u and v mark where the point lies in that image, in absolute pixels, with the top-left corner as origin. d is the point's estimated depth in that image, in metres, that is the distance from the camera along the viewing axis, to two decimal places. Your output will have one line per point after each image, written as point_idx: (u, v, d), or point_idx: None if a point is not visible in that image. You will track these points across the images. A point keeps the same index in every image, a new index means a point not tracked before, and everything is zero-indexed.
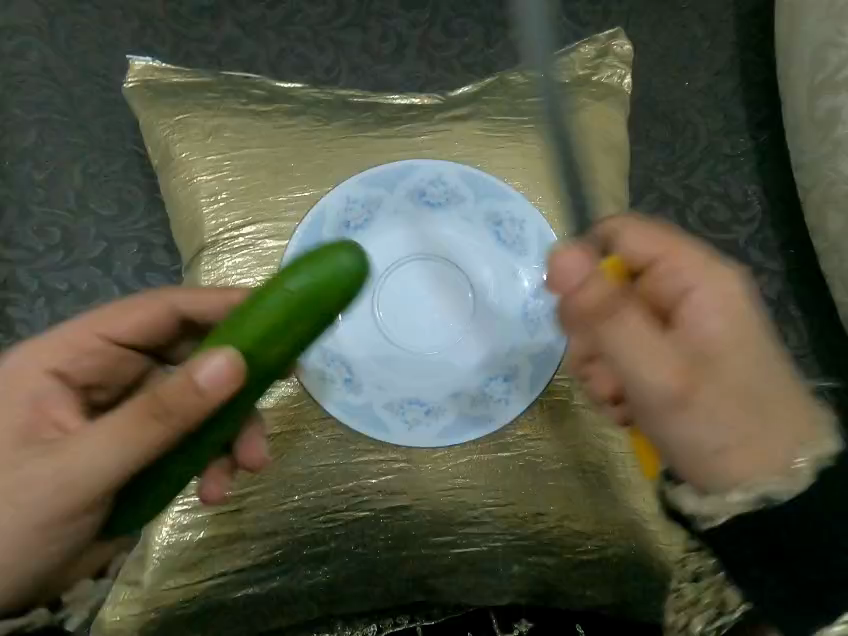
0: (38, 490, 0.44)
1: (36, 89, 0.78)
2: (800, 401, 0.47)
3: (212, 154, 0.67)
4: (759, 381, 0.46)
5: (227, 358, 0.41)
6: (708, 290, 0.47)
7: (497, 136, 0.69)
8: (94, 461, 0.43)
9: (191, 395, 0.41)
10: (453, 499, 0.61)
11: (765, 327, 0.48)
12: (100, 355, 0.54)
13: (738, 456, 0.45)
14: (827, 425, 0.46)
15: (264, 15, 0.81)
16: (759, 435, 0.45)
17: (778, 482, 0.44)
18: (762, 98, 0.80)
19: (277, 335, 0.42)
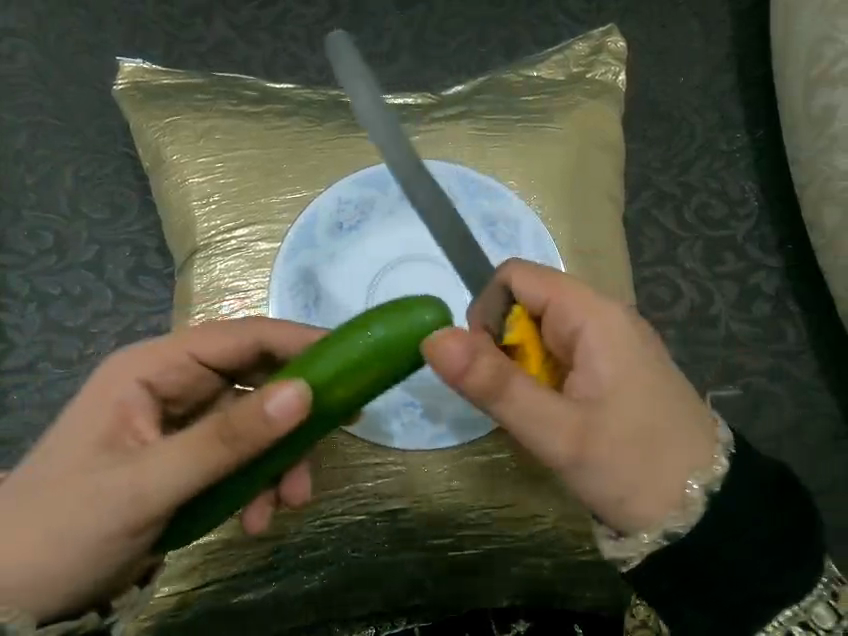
0: (110, 500, 0.44)
1: (27, 92, 0.77)
2: (699, 423, 0.46)
3: (203, 156, 0.67)
4: (657, 415, 0.45)
5: (296, 391, 0.41)
6: (592, 328, 0.46)
7: (492, 135, 0.68)
8: (166, 478, 0.43)
9: (260, 425, 0.41)
10: (450, 501, 0.61)
11: (657, 355, 0.47)
12: (186, 372, 0.53)
13: (640, 498, 0.44)
14: (719, 445, 0.45)
15: (257, 16, 0.81)
16: (657, 473, 0.44)
17: (676, 516, 0.44)
18: (758, 94, 0.80)
19: (349, 379, 0.42)
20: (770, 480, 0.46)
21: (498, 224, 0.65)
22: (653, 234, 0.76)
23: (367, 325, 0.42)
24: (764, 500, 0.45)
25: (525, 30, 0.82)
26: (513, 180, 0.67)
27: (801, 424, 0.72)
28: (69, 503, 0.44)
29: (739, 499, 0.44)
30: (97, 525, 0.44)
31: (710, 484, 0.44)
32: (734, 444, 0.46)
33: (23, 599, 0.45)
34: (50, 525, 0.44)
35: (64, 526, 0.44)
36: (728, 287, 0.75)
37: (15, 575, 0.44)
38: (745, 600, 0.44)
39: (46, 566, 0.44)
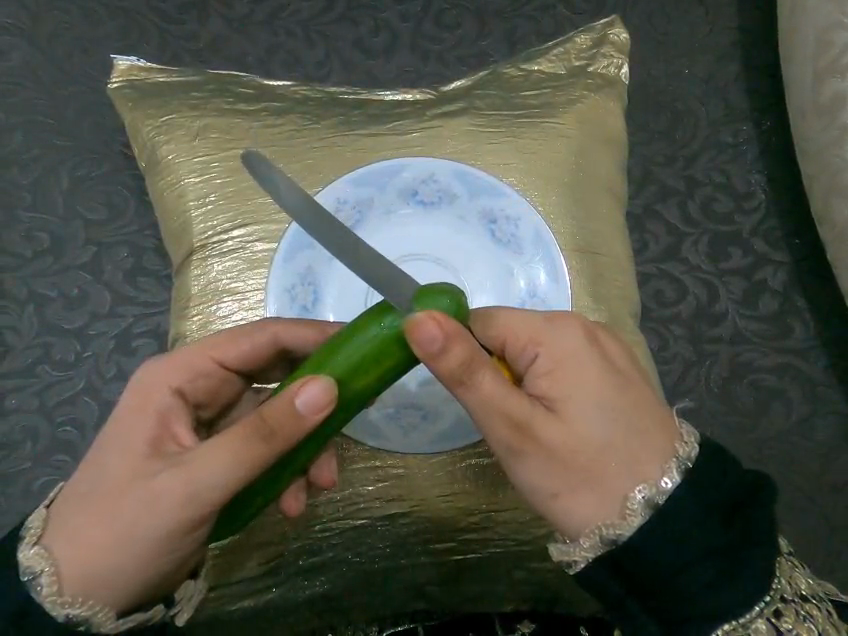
0: (170, 495, 0.42)
1: (21, 92, 0.76)
2: (660, 441, 0.43)
3: (198, 156, 0.66)
4: (610, 424, 0.42)
5: (323, 385, 0.40)
6: (548, 343, 0.44)
7: (490, 131, 0.67)
8: (218, 475, 0.41)
9: (297, 419, 0.40)
10: (451, 505, 0.60)
11: (622, 373, 0.44)
12: (210, 380, 0.51)
13: (571, 497, 0.42)
14: (674, 458, 0.42)
15: (252, 11, 0.80)
16: (598, 480, 0.42)
17: (617, 522, 0.41)
18: (763, 85, 0.78)
19: (372, 369, 0.41)
20: (727, 487, 0.42)
21: (497, 222, 0.64)
22: (657, 229, 0.75)
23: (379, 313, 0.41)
24: (712, 511, 0.41)
25: (525, 22, 0.80)
26: (512, 176, 0.66)
27: (810, 422, 0.70)
28: (128, 502, 0.42)
29: (687, 508, 0.41)
30: (159, 521, 0.42)
31: (656, 497, 0.41)
32: (694, 459, 0.42)
33: (102, 595, 0.42)
34: (112, 526, 0.42)
35: (126, 525, 0.42)
36: (734, 283, 0.73)
37: (85, 573, 0.42)
38: (684, 610, 0.40)
39: (113, 564, 0.42)
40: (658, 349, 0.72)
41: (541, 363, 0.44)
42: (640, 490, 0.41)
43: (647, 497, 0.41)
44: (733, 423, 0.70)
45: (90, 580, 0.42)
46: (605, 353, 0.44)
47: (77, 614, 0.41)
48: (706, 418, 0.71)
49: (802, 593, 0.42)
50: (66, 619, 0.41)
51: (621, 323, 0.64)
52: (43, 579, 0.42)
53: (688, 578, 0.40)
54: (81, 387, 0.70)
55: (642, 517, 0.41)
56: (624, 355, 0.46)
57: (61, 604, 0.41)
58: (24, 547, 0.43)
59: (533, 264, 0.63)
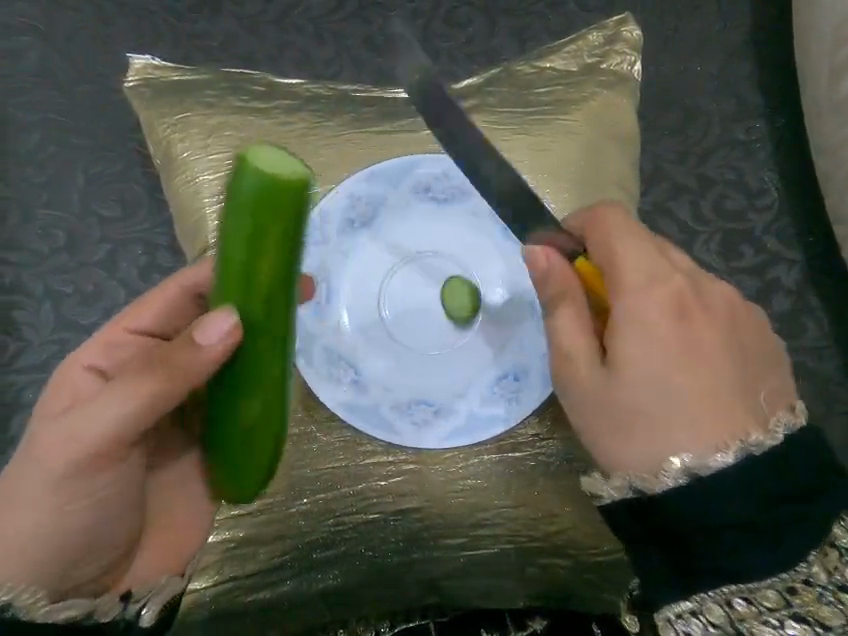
0: (62, 449, 0.46)
1: (38, 90, 0.77)
2: (728, 425, 0.44)
3: (213, 153, 0.67)
4: (673, 384, 0.45)
5: (227, 317, 0.43)
6: (639, 299, 0.47)
7: (503, 129, 0.67)
8: (114, 419, 0.46)
9: (194, 354, 0.44)
10: (463, 500, 0.60)
11: (701, 344, 0.46)
12: (124, 348, 0.52)
13: (613, 441, 0.46)
14: (738, 441, 0.43)
15: (264, 9, 0.80)
16: (637, 436, 0.45)
17: (648, 477, 0.44)
18: (777, 81, 0.77)
19: (265, 244, 0.40)
20: (803, 478, 0.43)
21: None
22: (668, 227, 0.75)
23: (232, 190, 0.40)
24: (769, 498, 0.42)
25: (535, 18, 0.80)
26: (527, 174, 0.66)
27: (821, 421, 0.70)
28: (28, 467, 0.47)
29: (730, 486, 0.42)
30: (57, 471, 0.46)
31: (699, 469, 0.43)
32: (760, 448, 0.43)
33: (24, 569, 0.46)
34: (21, 500, 0.47)
35: (34, 495, 0.47)
36: (745, 281, 0.73)
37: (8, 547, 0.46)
38: (695, 565, 0.42)
39: (35, 533, 0.47)
40: None
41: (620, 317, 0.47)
42: (684, 457, 0.43)
43: (690, 464, 0.43)
44: None
45: (11, 554, 0.46)
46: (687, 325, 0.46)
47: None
48: None
49: (843, 585, 0.43)
50: None
51: None
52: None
53: (719, 544, 0.42)
54: None
55: (678, 482, 0.43)
56: (720, 330, 0.47)
57: None
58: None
59: None
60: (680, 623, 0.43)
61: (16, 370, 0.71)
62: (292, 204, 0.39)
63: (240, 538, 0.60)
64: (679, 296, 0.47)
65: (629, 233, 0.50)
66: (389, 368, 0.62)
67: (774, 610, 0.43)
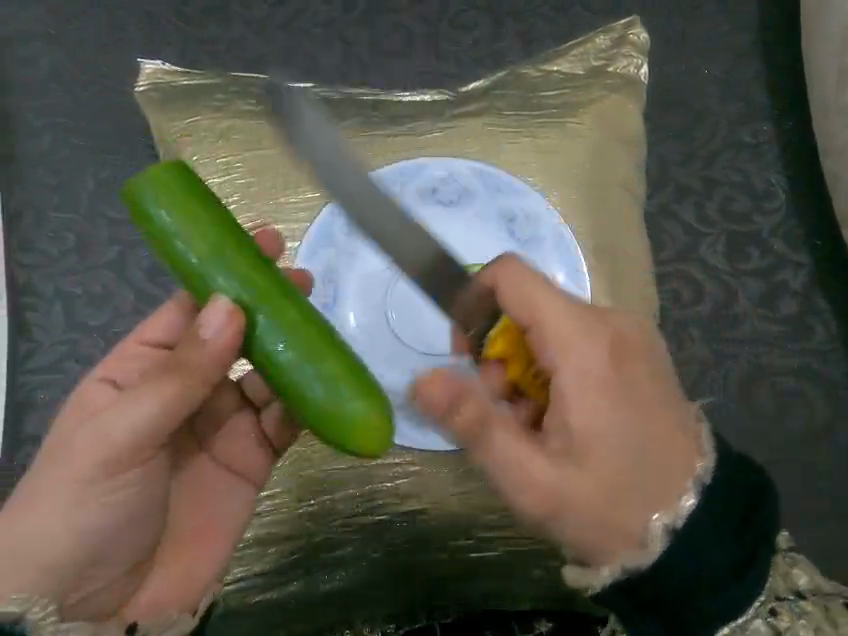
0: (89, 452, 0.45)
1: (49, 94, 0.78)
2: (678, 455, 0.44)
3: (222, 157, 0.67)
4: (624, 446, 0.43)
5: (218, 304, 0.44)
6: (581, 357, 0.45)
7: (508, 132, 0.68)
8: (136, 417, 0.45)
9: (203, 348, 0.45)
10: (465, 504, 0.61)
11: (639, 386, 0.45)
12: (136, 359, 0.53)
13: (589, 535, 0.43)
14: (693, 476, 0.43)
15: (272, 14, 0.81)
16: (613, 515, 0.43)
17: (637, 551, 0.43)
18: (784, 83, 0.77)
19: (190, 221, 0.44)
20: (750, 490, 0.44)
21: (517, 222, 0.65)
22: (674, 229, 0.75)
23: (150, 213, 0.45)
24: (729, 530, 0.43)
25: (541, 22, 0.80)
26: (533, 176, 0.66)
27: (829, 423, 0.70)
28: (56, 468, 0.45)
29: (703, 531, 0.42)
30: (80, 475, 0.45)
31: (674, 520, 0.42)
32: (713, 473, 0.43)
33: (44, 580, 0.44)
34: (45, 503, 0.45)
35: (58, 497, 0.45)
36: (752, 284, 0.73)
37: (27, 553, 0.44)
38: (682, 619, 0.44)
39: (55, 540, 0.45)
40: (675, 350, 0.72)
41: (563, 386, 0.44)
42: (659, 517, 0.42)
43: (667, 522, 0.42)
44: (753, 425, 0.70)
45: (25, 562, 0.44)
46: (625, 371, 0.45)
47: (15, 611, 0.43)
48: (723, 421, 0.70)
49: (797, 591, 0.48)
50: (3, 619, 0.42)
51: None
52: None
53: (697, 591, 0.43)
54: None
55: (663, 542, 0.42)
56: (649, 364, 0.46)
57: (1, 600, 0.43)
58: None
59: (552, 263, 0.64)
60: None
61: (27, 370, 0.72)
62: (197, 185, 0.46)
63: (248, 538, 0.61)
64: (612, 345, 0.45)
65: (543, 287, 0.46)
66: (395, 368, 0.62)
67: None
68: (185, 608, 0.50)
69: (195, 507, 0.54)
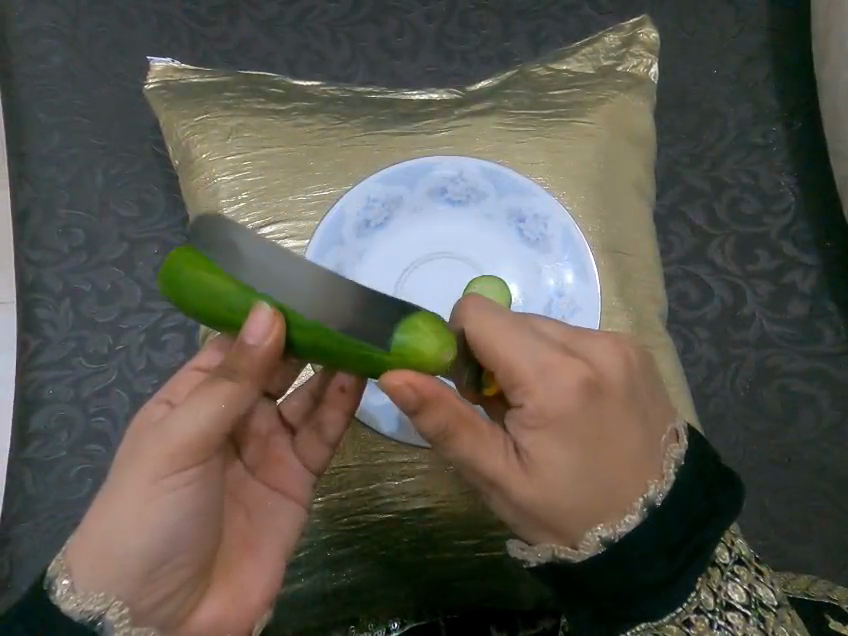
0: (151, 454, 0.43)
1: (59, 91, 0.78)
2: (633, 482, 0.43)
3: (231, 155, 0.67)
4: (575, 477, 0.42)
5: (264, 310, 0.41)
6: (539, 393, 0.42)
7: (516, 131, 0.68)
8: (199, 419, 0.44)
9: (250, 354, 0.42)
10: (474, 503, 0.60)
11: (603, 418, 0.43)
12: (192, 380, 0.49)
13: (533, 528, 0.44)
14: (640, 501, 0.43)
15: (280, 13, 0.81)
16: (557, 525, 0.43)
17: (569, 548, 0.43)
18: (795, 84, 0.77)
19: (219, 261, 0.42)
20: (696, 507, 0.44)
21: (526, 220, 0.64)
22: (681, 231, 0.74)
23: (176, 274, 0.42)
24: (664, 542, 0.43)
25: (551, 22, 0.80)
26: (541, 176, 0.66)
27: (836, 427, 0.69)
28: (126, 469, 0.44)
29: (639, 545, 0.43)
30: (144, 480, 0.43)
31: (612, 536, 0.42)
32: (661, 500, 0.43)
33: (115, 588, 0.43)
34: (117, 501, 0.43)
35: (128, 495, 0.43)
36: (761, 285, 0.73)
37: (99, 556, 0.43)
38: (626, 626, 0.43)
39: (123, 542, 0.43)
40: (682, 351, 0.72)
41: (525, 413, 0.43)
42: (598, 531, 0.42)
43: (604, 535, 0.42)
44: (757, 427, 0.70)
45: (100, 563, 0.43)
46: (598, 400, 0.43)
47: (91, 608, 0.43)
48: (729, 422, 0.70)
49: (729, 604, 0.45)
50: (82, 616, 0.43)
51: (648, 324, 0.64)
52: (59, 580, 0.43)
53: (637, 598, 0.43)
54: (114, 379, 0.73)
55: (597, 551, 0.43)
56: (621, 398, 0.43)
57: (75, 600, 0.43)
58: (58, 552, 0.44)
59: (561, 264, 0.63)
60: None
61: (35, 367, 0.72)
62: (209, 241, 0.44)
63: None
64: (580, 383, 0.42)
65: (506, 321, 0.43)
66: None
67: None
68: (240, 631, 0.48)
69: (253, 520, 0.52)
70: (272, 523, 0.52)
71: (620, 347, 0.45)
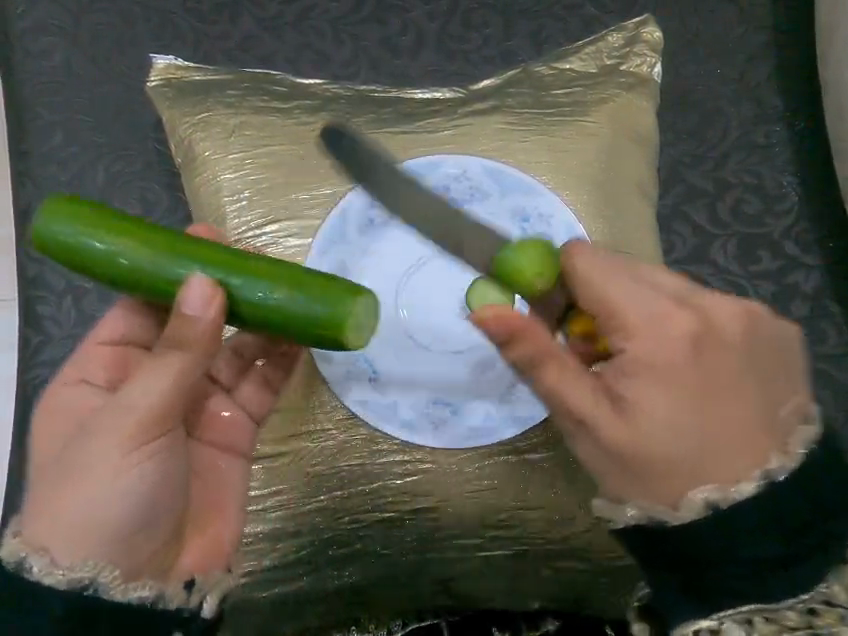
0: (114, 428, 0.47)
1: (61, 89, 0.78)
2: (738, 445, 0.46)
3: (234, 153, 0.67)
4: (679, 430, 0.45)
5: (197, 284, 0.46)
6: (644, 340, 0.47)
7: (519, 130, 0.67)
8: (151, 392, 0.47)
9: (194, 326, 0.46)
10: (479, 502, 0.60)
11: (710, 380, 0.46)
12: (103, 355, 0.55)
13: (632, 481, 0.47)
14: (756, 470, 0.46)
15: (283, 12, 0.81)
16: (659, 481, 0.46)
17: (667, 510, 0.46)
18: (798, 84, 0.76)
19: (128, 236, 0.48)
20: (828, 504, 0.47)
21: (530, 219, 0.64)
22: (684, 231, 0.74)
23: (82, 247, 0.47)
24: (790, 533, 0.46)
25: (554, 21, 0.80)
26: (545, 175, 0.66)
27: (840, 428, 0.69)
28: (94, 445, 0.47)
29: (753, 525, 0.46)
30: (113, 451, 0.46)
31: (719, 502, 0.45)
32: (778, 480, 0.46)
33: (95, 554, 0.46)
34: (83, 476, 0.46)
35: (100, 467, 0.46)
36: (763, 286, 0.72)
37: (76, 528, 0.46)
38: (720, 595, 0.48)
39: (97, 510, 0.46)
40: None
41: (627, 364, 0.47)
42: (704, 492, 0.45)
43: (710, 496, 0.45)
44: None
45: (76, 532, 0.46)
46: (702, 361, 0.46)
47: (81, 575, 0.46)
48: None
49: (829, 599, 0.48)
50: (71, 585, 0.45)
51: None
52: (33, 559, 0.46)
53: (747, 573, 0.47)
54: None
55: (701, 514, 0.45)
56: (734, 366, 0.47)
57: (59, 572, 0.45)
58: (14, 538, 0.47)
59: None
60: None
61: (36, 364, 0.72)
62: (101, 213, 0.49)
63: (253, 536, 0.60)
64: (686, 333, 0.47)
65: (614, 269, 0.49)
66: (402, 362, 0.62)
67: None
68: (221, 566, 0.55)
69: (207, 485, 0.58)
70: (226, 477, 0.59)
71: (740, 322, 0.48)
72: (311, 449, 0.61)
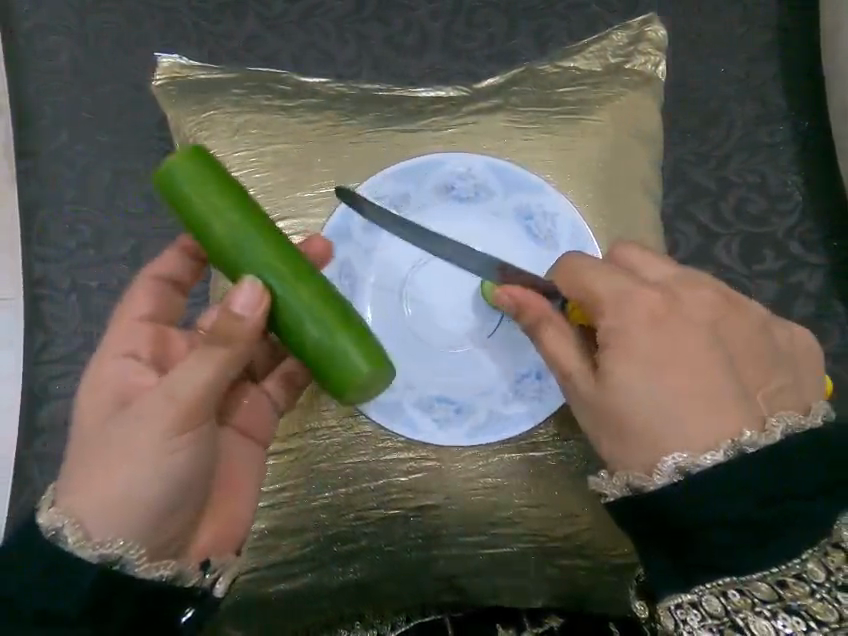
0: (160, 408, 0.47)
1: (66, 88, 0.79)
2: (720, 422, 0.45)
3: (239, 151, 0.67)
4: (652, 397, 0.46)
5: (252, 287, 0.47)
6: (616, 315, 0.49)
7: (523, 129, 0.67)
8: (198, 379, 0.47)
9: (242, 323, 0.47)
10: (484, 499, 0.61)
11: (686, 353, 0.47)
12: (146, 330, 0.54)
13: (614, 442, 0.48)
14: (732, 440, 0.45)
15: (287, 11, 0.81)
16: (634, 443, 0.47)
17: (644, 475, 0.46)
18: (802, 83, 0.76)
19: (233, 209, 0.48)
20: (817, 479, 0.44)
21: (534, 218, 0.64)
22: (688, 230, 0.74)
23: (187, 199, 0.48)
24: (762, 494, 0.44)
25: (557, 20, 0.80)
26: (549, 173, 0.66)
27: None
28: (140, 424, 0.47)
29: (720, 484, 0.44)
30: (160, 429, 0.47)
31: (689, 466, 0.44)
32: (757, 446, 0.44)
33: (123, 529, 0.46)
34: (130, 454, 0.46)
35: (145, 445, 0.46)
36: (767, 285, 0.72)
37: (112, 504, 0.46)
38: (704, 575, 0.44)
39: (133, 487, 0.46)
40: None
41: (604, 332, 0.49)
42: (674, 457, 0.45)
43: (682, 463, 0.44)
44: None
45: (113, 506, 0.46)
46: (682, 338, 0.48)
47: (112, 552, 0.45)
48: None
49: None
50: (100, 559, 0.45)
51: None
52: (68, 530, 0.45)
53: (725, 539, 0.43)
54: None
55: (674, 479, 0.44)
56: (709, 341, 0.48)
57: (91, 546, 0.44)
58: (45, 506, 0.45)
59: None
60: (676, 614, 0.45)
61: (43, 363, 0.73)
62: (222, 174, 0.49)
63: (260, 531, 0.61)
64: (653, 308, 0.49)
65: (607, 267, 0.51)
66: (406, 360, 0.62)
67: (768, 601, 0.43)
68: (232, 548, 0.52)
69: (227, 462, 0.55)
70: (245, 464, 0.56)
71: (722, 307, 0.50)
72: (315, 446, 0.62)
